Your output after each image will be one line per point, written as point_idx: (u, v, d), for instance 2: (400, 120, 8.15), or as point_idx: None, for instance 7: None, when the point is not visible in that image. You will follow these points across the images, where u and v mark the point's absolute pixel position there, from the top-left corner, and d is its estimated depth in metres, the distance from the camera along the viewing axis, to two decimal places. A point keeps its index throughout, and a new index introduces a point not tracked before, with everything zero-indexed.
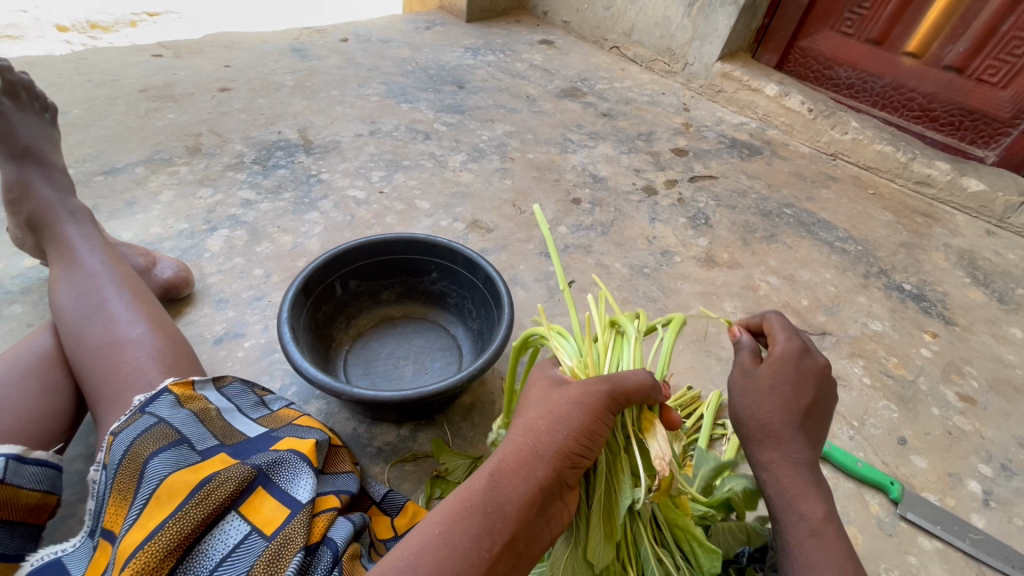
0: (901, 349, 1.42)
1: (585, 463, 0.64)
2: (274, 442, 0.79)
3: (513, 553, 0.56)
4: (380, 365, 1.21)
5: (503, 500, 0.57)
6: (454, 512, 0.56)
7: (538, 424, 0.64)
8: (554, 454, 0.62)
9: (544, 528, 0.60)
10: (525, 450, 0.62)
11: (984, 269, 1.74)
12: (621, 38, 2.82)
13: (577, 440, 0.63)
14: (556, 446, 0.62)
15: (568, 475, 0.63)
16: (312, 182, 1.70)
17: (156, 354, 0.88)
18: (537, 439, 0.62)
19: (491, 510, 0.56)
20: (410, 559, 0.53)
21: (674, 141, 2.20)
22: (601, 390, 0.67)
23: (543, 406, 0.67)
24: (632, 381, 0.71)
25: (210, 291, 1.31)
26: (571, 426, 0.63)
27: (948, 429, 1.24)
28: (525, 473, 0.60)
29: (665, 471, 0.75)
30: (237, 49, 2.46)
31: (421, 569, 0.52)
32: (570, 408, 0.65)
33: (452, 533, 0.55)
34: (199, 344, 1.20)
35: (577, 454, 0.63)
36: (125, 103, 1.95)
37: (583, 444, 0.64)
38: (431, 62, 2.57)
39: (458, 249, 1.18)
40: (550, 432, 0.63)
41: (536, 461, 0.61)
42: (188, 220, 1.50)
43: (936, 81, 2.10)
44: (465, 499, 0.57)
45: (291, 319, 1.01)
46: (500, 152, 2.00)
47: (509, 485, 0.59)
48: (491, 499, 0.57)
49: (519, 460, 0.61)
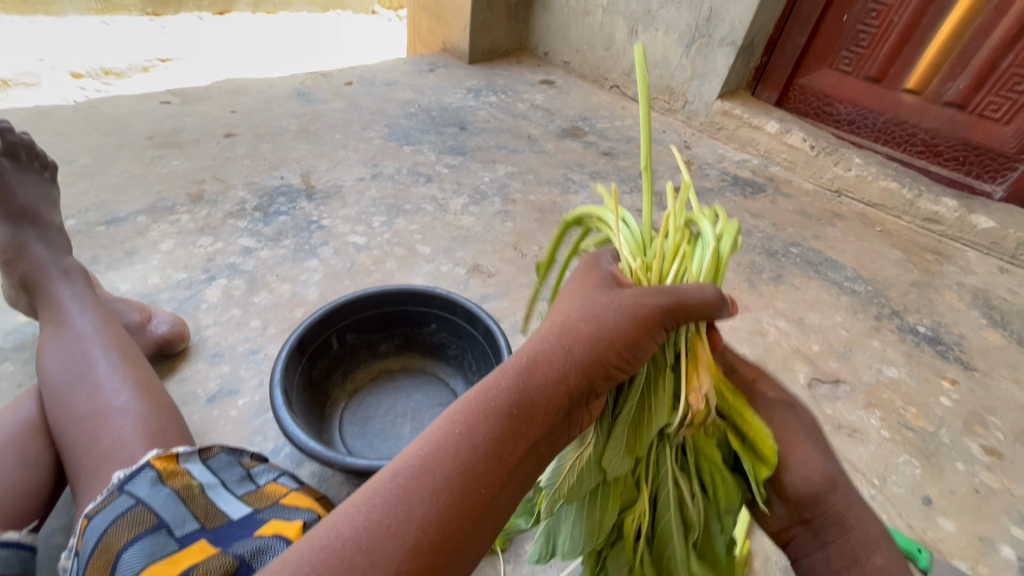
0: (920, 398, 1.36)
1: (621, 375, 0.62)
2: (258, 525, 0.74)
3: (529, 453, 0.55)
4: (377, 424, 1.16)
5: (527, 400, 0.55)
6: (481, 408, 0.54)
7: (580, 329, 0.60)
8: (585, 359, 0.59)
9: (566, 430, 0.60)
10: (562, 356, 0.58)
11: (1000, 310, 1.70)
12: (621, 78, 2.86)
13: (610, 349, 0.59)
14: (594, 355, 0.59)
15: (597, 382, 0.60)
16: (313, 228, 1.69)
17: (140, 423, 0.85)
18: (570, 342, 0.59)
19: (521, 411, 0.55)
20: (432, 459, 0.51)
21: (676, 179, 2.19)
22: (658, 305, 0.62)
23: (583, 308, 0.62)
24: (701, 300, 0.65)
25: (205, 345, 1.28)
26: (610, 335, 0.60)
27: (975, 486, 1.18)
28: (552, 375, 0.57)
29: (697, 410, 0.68)
30: (243, 95, 2.50)
31: (446, 465, 0.51)
32: (612, 319, 0.61)
33: (477, 432, 0.53)
34: (191, 403, 1.16)
35: (614, 366, 0.60)
36: (131, 151, 1.98)
37: (622, 358, 0.61)
38: (434, 104, 2.61)
39: (458, 301, 1.18)
40: (591, 339, 0.59)
41: (563, 369, 0.58)
42: (187, 269, 1.49)
43: (937, 117, 2.09)
44: (497, 398, 0.55)
45: (284, 380, 0.98)
46: (502, 194, 2.00)
47: (542, 388, 0.56)
48: (518, 399, 0.55)
49: (549, 362, 0.58)
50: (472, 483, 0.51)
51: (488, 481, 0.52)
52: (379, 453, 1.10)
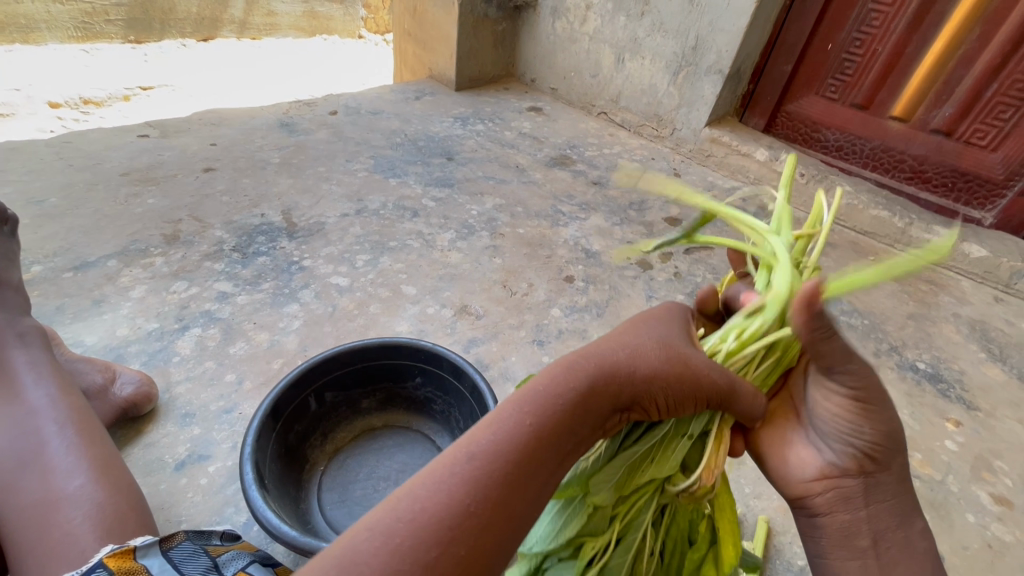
0: (925, 443, 1.32)
1: (652, 410, 0.67)
2: None
3: (574, 448, 0.60)
4: (358, 490, 1.09)
5: (595, 400, 0.60)
6: (549, 400, 0.58)
7: (639, 360, 0.64)
8: (647, 378, 0.64)
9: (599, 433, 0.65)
10: (620, 377, 0.63)
11: (998, 342, 1.67)
12: (608, 104, 2.85)
13: (669, 377, 0.65)
14: (642, 388, 0.64)
15: (638, 406, 0.66)
16: (293, 270, 1.63)
17: (93, 513, 0.78)
18: (639, 360, 0.64)
19: (577, 416, 0.59)
20: (505, 438, 0.55)
21: (666, 209, 2.16)
22: (718, 377, 0.69)
23: (653, 336, 0.69)
24: (749, 401, 0.74)
25: (175, 404, 1.21)
26: (660, 377, 0.65)
27: (987, 541, 1.12)
28: (615, 386, 0.62)
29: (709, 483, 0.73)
30: (225, 126, 2.45)
31: (523, 438, 0.55)
32: (670, 361, 0.65)
33: (544, 421, 0.57)
34: (158, 471, 1.08)
35: (651, 401, 0.66)
36: (105, 188, 1.91)
37: (660, 399, 0.66)
38: (421, 133, 2.57)
39: (443, 354, 1.12)
40: (645, 376, 0.64)
41: (626, 383, 0.63)
42: (159, 318, 1.42)
43: (924, 144, 2.09)
44: (564, 395, 0.59)
45: (256, 453, 0.91)
46: (490, 229, 1.95)
47: (595, 400, 0.61)
48: (587, 392, 0.60)
49: (621, 369, 0.63)
50: (531, 470, 0.55)
51: (544, 463, 0.56)
52: None
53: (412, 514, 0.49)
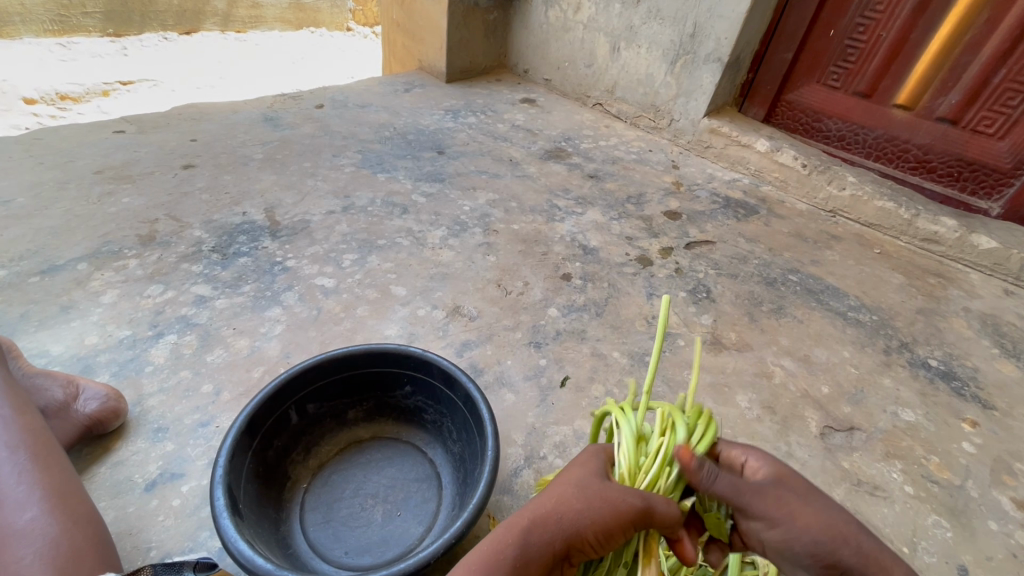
0: (941, 445, 1.26)
1: (597, 549, 0.64)
2: None
3: None
4: (343, 509, 1.01)
5: (526, 559, 0.60)
6: (484, 561, 0.60)
7: (566, 504, 0.63)
8: (573, 527, 0.62)
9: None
10: (548, 524, 0.62)
11: (1011, 337, 1.61)
12: (604, 95, 2.77)
13: (596, 521, 0.62)
14: (575, 530, 0.62)
15: (578, 551, 0.64)
16: (276, 271, 1.55)
17: (48, 552, 0.73)
18: (562, 509, 0.63)
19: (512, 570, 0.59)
20: None
21: (665, 203, 2.09)
22: (635, 503, 0.63)
23: (577, 478, 0.67)
24: (670, 513, 0.65)
25: (147, 418, 1.13)
26: (590, 519, 0.62)
27: (1012, 550, 1.07)
28: (544, 541, 0.61)
29: None
30: (205, 121, 2.35)
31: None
32: (598, 501, 0.63)
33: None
34: (126, 493, 1.00)
35: (590, 543, 0.63)
36: (77, 187, 1.81)
37: (598, 540, 0.63)
38: (410, 126, 2.49)
39: (433, 361, 1.04)
40: (574, 518, 0.62)
41: (555, 533, 0.62)
42: (131, 325, 1.33)
43: (930, 133, 2.02)
44: (496, 553, 0.60)
45: (227, 475, 0.84)
46: (483, 225, 1.87)
47: (529, 549, 0.61)
48: (516, 553, 0.60)
49: (549, 518, 0.62)
50: None
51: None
52: (346, 547, 0.94)
53: None
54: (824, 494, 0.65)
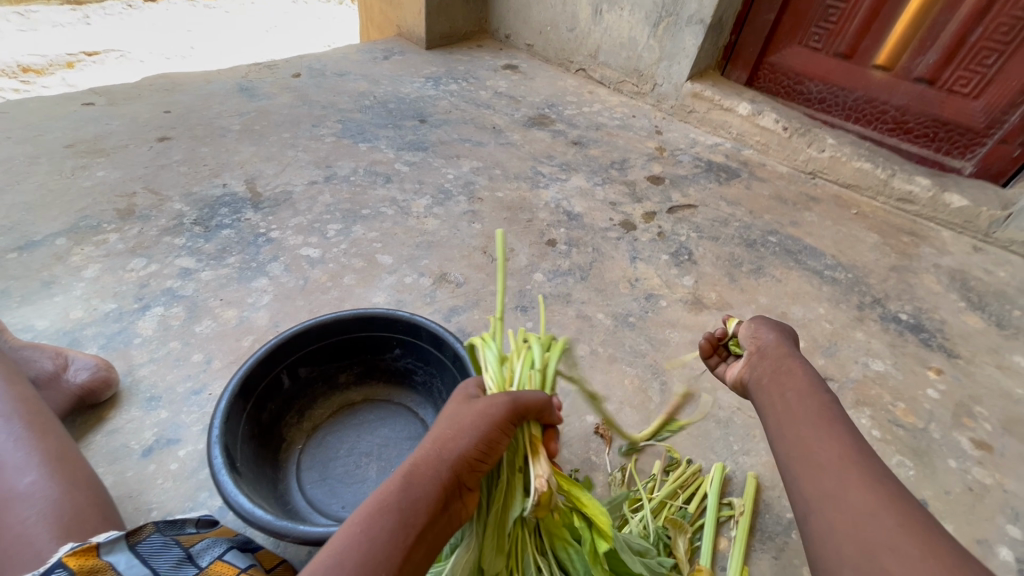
0: (908, 392, 1.33)
1: (483, 468, 0.67)
2: None
3: (419, 540, 0.58)
4: (339, 468, 1.04)
5: (419, 493, 0.60)
6: (371, 509, 0.58)
7: (445, 433, 0.66)
8: (459, 449, 0.65)
9: (448, 519, 0.63)
10: (431, 454, 0.64)
11: (977, 291, 1.68)
12: (587, 60, 2.73)
13: (479, 435, 0.66)
14: (459, 452, 0.64)
15: (467, 475, 0.65)
16: (261, 242, 1.54)
17: (50, 510, 0.75)
18: (440, 443, 0.65)
19: (405, 506, 0.59)
20: (337, 555, 0.54)
21: (648, 167, 2.10)
22: (501, 402, 0.71)
23: (450, 416, 0.70)
24: (534, 399, 0.76)
25: (139, 388, 1.14)
26: (469, 436, 0.66)
27: (968, 484, 1.14)
28: (429, 475, 0.62)
29: (543, 490, 0.71)
30: (178, 91, 2.29)
31: (345, 562, 0.54)
32: (472, 420, 0.68)
33: (373, 527, 0.57)
34: (124, 458, 1.02)
35: (476, 460, 0.66)
36: (49, 161, 1.77)
37: (482, 453, 0.66)
38: (391, 95, 2.44)
39: (421, 324, 1.06)
40: (455, 438, 0.65)
41: (441, 463, 0.63)
42: (116, 298, 1.33)
43: (907, 94, 2.05)
44: (381, 499, 0.59)
45: (224, 435, 0.86)
46: (468, 192, 1.87)
47: (418, 484, 0.61)
48: (403, 494, 0.60)
49: (432, 448, 0.64)
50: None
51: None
52: (343, 501, 0.98)
53: None
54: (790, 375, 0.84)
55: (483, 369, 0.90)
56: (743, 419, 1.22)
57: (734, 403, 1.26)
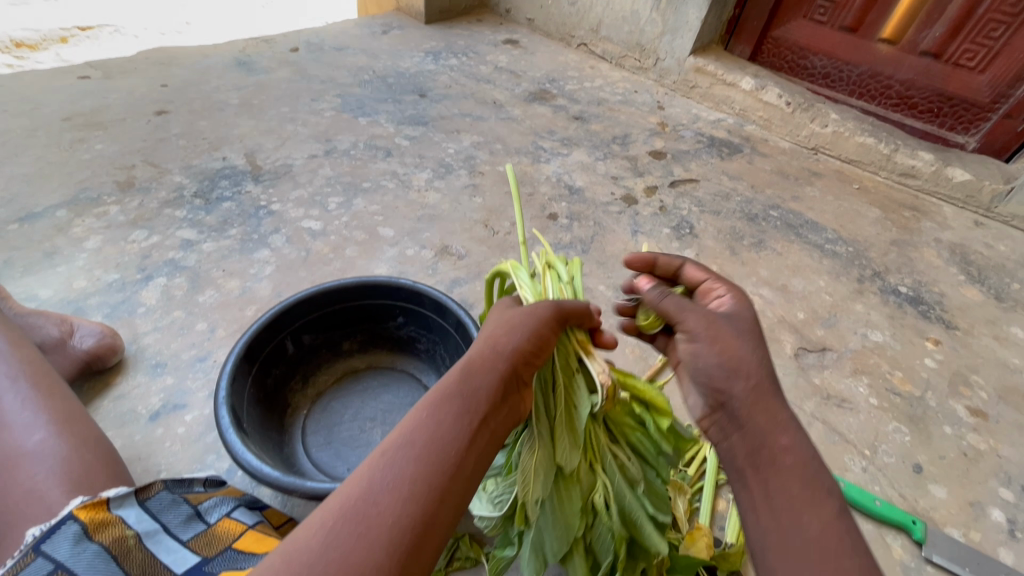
0: (905, 362, 1.34)
1: (537, 363, 0.71)
2: None
3: (483, 424, 0.61)
4: (344, 432, 1.06)
5: (478, 383, 0.63)
6: (435, 397, 0.61)
7: (497, 332, 0.70)
8: (512, 345, 0.68)
9: (508, 410, 0.66)
10: (486, 350, 0.67)
11: (977, 265, 1.68)
12: (588, 35, 2.69)
13: (529, 334, 0.70)
14: (513, 347, 0.68)
15: (521, 369, 0.68)
16: (262, 214, 1.54)
17: (61, 466, 0.76)
18: (493, 341, 0.68)
19: (467, 394, 0.62)
20: (407, 436, 0.57)
21: (650, 143, 2.09)
22: (547, 306, 0.75)
23: (499, 321, 0.74)
24: (578, 306, 0.81)
25: (144, 355, 1.15)
26: (520, 333, 0.70)
27: (963, 450, 1.16)
28: (488, 366, 0.65)
29: (608, 382, 0.78)
30: (175, 65, 2.26)
31: (415, 441, 0.57)
32: (522, 320, 0.72)
33: (439, 412, 0.60)
34: (132, 423, 1.04)
35: (530, 354, 0.69)
36: (46, 134, 1.76)
37: (535, 348, 0.70)
38: (390, 69, 2.41)
39: (425, 291, 1.07)
40: (507, 335, 0.69)
41: (496, 357, 0.66)
42: (119, 269, 1.33)
43: (912, 68, 2.02)
44: (443, 389, 0.62)
45: (231, 396, 0.87)
46: (468, 167, 1.86)
47: (477, 375, 0.64)
48: (464, 384, 0.63)
49: (487, 345, 0.68)
50: (440, 454, 0.56)
51: (455, 454, 0.57)
52: (348, 463, 1.00)
53: (355, 528, 0.49)
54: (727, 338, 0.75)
55: (517, 286, 0.89)
56: None
57: None
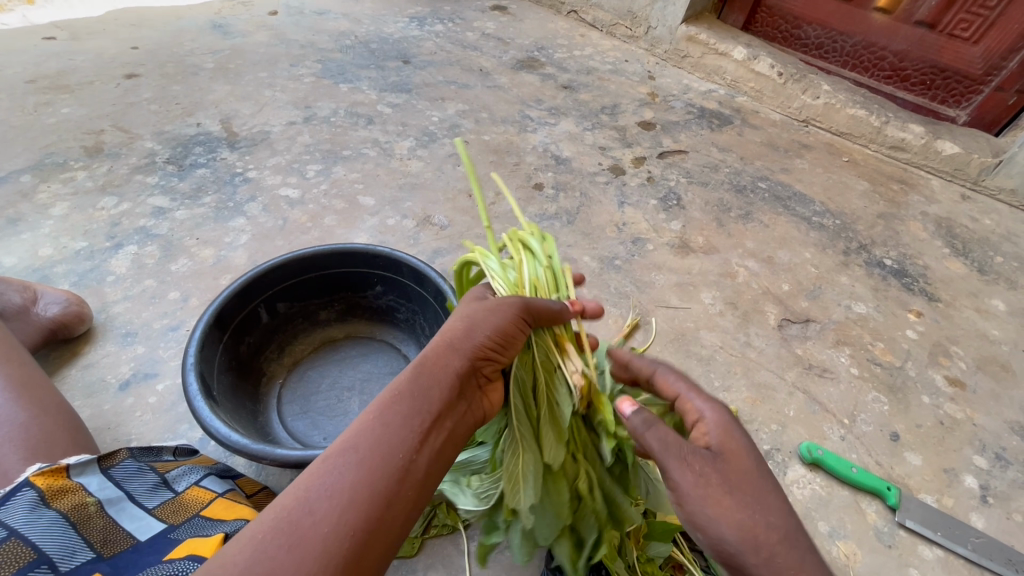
0: (887, 333, 1.34)
1: (499, 361, 0.67)
2: (169, 549, 0.65)
3: (435, 425, 0.58)
4: (320, 401, 1.05)
5: (430, 383, 0.59)
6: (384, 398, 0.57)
7: (455, 326, 0.65)
8: (471, 341, 0.64)
9: (464, 410, 0.62)
10: (442, 344, 0.63)
11: (962, 238, 1.68)
12: (579, 1, 2.60)
13: (487, 329, 0.66)
14: (471, 342, 0.64)
15: (476, 366, 0.65)
16: (237, 182, 1.49)
17: (17, 433, 0.73)
18: (448, 335, 0.64)
19: (418, 395, 0.58)
20: (351, 440, 0.53)
21: (640, 113, 2.04)
22: (518, 301, 0.70)
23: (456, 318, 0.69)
24: (553, 307, 0.75)
25: (114, 324, 1.12)
26: (478, 328, 0.65)
27: (939, 419, 1.18)
28: (442, 364, 0.61)
29: (581, 383, 0.74)
30: (146, 27, 2.15)
31: (360, 446, 0.52)
32: (485, 313, 0.67)
33: (387, 415, 0.56)
34: (101, 392, 1.02)
35: (489, 351, 0.65)
36: (9, 97, 1.68)
37: (496, 345, 0.66)
38: (373, 35, 2.32)
39: (402, 259, 1.04)
40: (467, 330, 0.65)
41: (452, 354, 0.63)
42: (87, 236, 1.29)
43: (907, 38, 1.98)
44: (393, 389, 0.58)
45: (200, 364, 0.85)
46: (453, 135, 1.81)
47: (431, 373, 0.60)
48: (415, 382, 0.59)
49: (441, 341, 0.63)
50: (386, 459, 0.53)
51: (399, 458, 0.53)
52: (324, 433, 0.99)
53: (290, 542, 0.46)
54: (746, 483, 0.58)
55: (488, 277, 0.82)
56: (724, 357, 1.24)
57: (716, 344, 1.28)
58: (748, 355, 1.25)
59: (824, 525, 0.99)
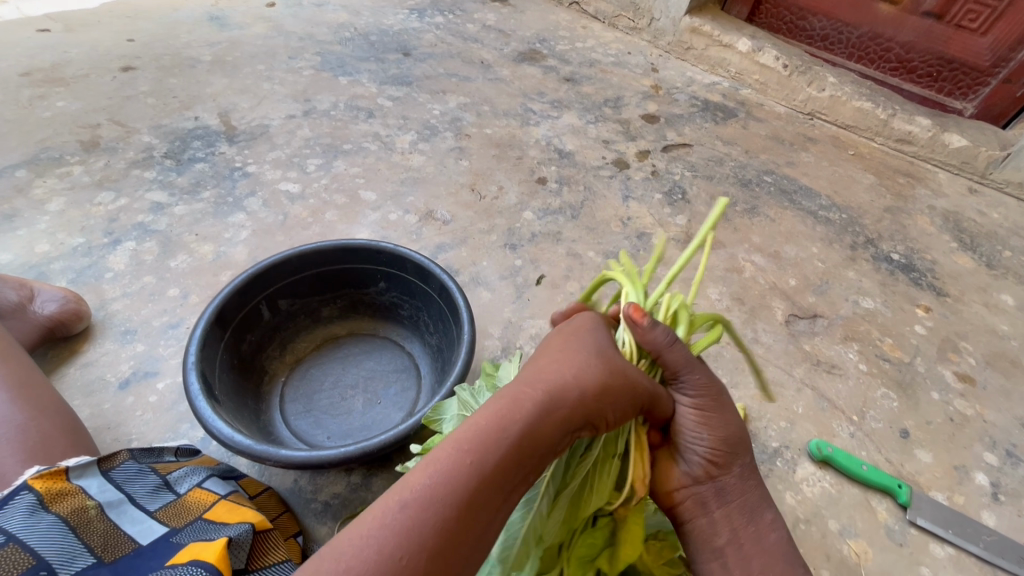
0: (896, 329, 1.33)
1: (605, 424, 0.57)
2: (173, 551, 0.63)
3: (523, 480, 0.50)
4: (324, 400, 1.03)
5: (536, 445, 0.49)
6: (486, 439, 0.48)
7: (584, 375, 0.54)
8: (596, 398, 0.54)
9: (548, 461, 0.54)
10: (560, 391, 0.52)
11: (970, 232, 1.66)
12: None
13: (612, 390, 0.55)
14: (592, 406, 0.53)
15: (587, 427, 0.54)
16: (236, 176, 1.47)
17: (15, 433, 0.71)
18: (577, 385, 0.53)
19: (523, 450, 0.49)
20: (439, 484, 0.45)
21: (643, 106, 2.02)
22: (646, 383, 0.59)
23: (581, 348, 0.57)
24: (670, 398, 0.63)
25: (113, 322, 1.11)
26: (606, 387, 0.54)
27: (949, 415, 1.16)
28: (558, 419, 0.51)
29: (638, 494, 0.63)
30: (141, 19, 2.12)
31: (448, 499, 0.44)
32: (615, 373, 0.56)
33: (481, 463, 0.47)
34: (100, 391, 1.00)
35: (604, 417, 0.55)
36: (4, 91, 1.66)
37: (612, 412, 0.56)
38: (372, 27, 2.28)
39: (406, 255, 1.02)
40: (595, 395, 0.53)
41: (571, 411, 0.52)
42: (85, 232, 1.27)
43: (914, 29, 1.95)
44: (501, 430, 0.48)
45: (201, 362, 0.83)
46: (454, 129, 1.78)
47: (544, 429, 0.50)
48: (525, 438, 0.49)
49: (567, 392, 0.52)
50: (467, 523, 0.45)
51: (474, 525, 0.45)
52: (328, 432, 0.98)
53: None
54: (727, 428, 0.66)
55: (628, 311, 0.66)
56: (732, 353, 1.22)
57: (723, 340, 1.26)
58: (756, 351, 1.24)
59: (834, 523, 0.98)
